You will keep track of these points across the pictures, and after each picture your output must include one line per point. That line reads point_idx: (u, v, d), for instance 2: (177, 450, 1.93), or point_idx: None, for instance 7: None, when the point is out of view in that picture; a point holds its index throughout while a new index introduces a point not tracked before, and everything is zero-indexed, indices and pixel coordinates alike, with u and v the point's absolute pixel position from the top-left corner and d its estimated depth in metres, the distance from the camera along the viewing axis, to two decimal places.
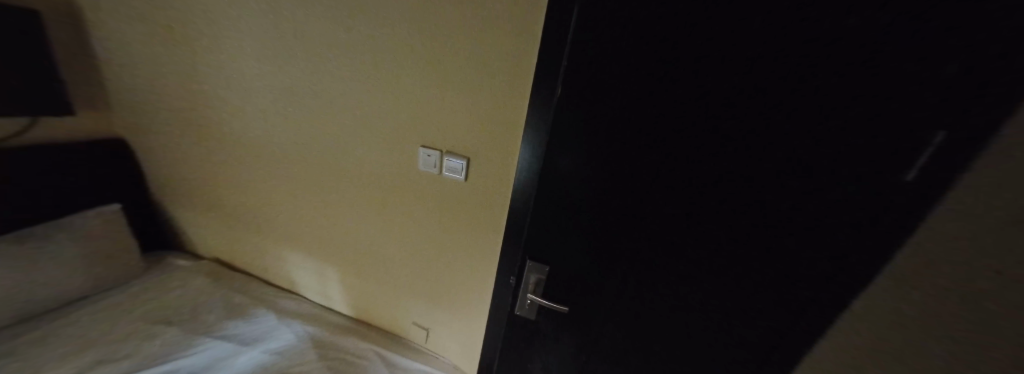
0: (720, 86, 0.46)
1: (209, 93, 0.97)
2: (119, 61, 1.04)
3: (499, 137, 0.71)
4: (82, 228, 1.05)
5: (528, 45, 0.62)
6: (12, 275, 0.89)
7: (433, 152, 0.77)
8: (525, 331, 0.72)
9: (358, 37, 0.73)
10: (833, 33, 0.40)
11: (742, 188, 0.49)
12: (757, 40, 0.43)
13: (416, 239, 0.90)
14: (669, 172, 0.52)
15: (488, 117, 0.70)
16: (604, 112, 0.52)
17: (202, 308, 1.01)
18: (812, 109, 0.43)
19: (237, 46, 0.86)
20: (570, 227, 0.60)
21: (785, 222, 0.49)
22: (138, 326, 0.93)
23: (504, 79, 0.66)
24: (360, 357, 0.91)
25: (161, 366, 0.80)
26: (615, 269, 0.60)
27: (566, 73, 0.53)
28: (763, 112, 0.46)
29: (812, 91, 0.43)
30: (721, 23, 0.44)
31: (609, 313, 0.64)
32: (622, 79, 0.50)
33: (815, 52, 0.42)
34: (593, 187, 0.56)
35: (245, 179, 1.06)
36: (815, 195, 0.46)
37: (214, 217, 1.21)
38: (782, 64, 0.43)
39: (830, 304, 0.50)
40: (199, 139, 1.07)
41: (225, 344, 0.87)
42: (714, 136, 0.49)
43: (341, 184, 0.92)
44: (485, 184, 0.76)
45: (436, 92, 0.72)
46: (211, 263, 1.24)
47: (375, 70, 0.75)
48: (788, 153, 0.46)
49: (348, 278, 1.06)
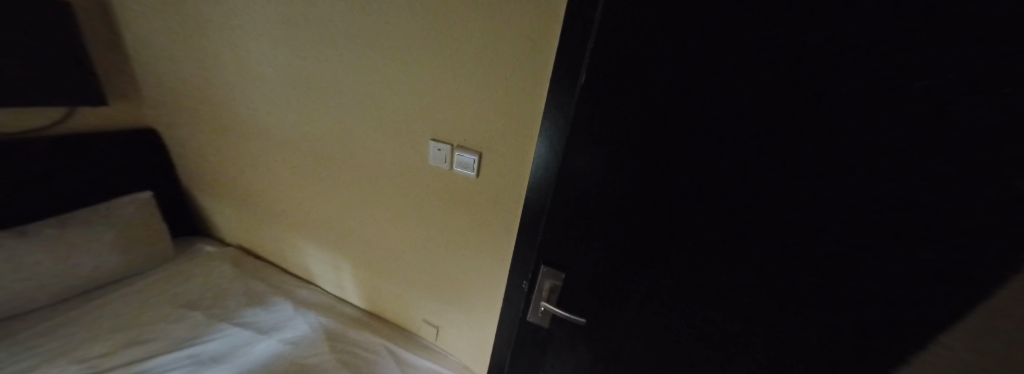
0: (756, 93, 0.41)
1: (227, 82, 0.98)
2: (145, 50, 1.06)
3: (514, 132, 0.67)
4: (118, 213, 1.11)
5: (545, 36, 0.57)
6: (55, 257, 0.96)
7: (443, 146, 0.74)
8: (537, 337, 0.70)
9: (368, 31, 0.71)
10: (900, 33, 0.34)
11: (780, 207, 0.44)
12: (801, 43, 0.38)
13: (427, 233, 0.89)
14: (696, 186, 0.47)
15: (502, 110, 0.66)
16: (623, 120, 0.48)
17: (225, 294, 1.04)
18: (873, 118, 0.37)
19: (252, 36, 0.86)
20: (589, 232, 0.56)
21: (833, 248, 0.42)
22: (165, 308, 0.97)
23: (519, 70, 0.61)
24: (370, 351, 0.91)
25: (184, 350, 0.83)
26: (638, 278, 0.56)
27: (589, 67, 0.48)
28: (808, 122, 0.40)
29: (873, 98, 0.37)
30: (756, 24, 0.39)
31: (630, 325, 0.60)
32: (650, 74, 0.45)
33: (874, 54, 0.36)
34: (615, 190, 0.52)
35: (262, 168, 1.08)
36: (873, 218, 0.40)
37: (236, 206, 1.25)
38: (831, 69, 0.38)
39: (902, 339, 0.42)
40: (221, 131, 1.09)
41: (243, 331, 0.89)
42: (747, 150, 0.43)
43: (354, 176, 0.92)
44: (498, 181, 0.73)
45: (448, 82, 0.69)
46: (234, 250, 1.29)
47: (386, 60, 0.73)
48: (840, 169, 0.40)
49: (361, 271, 1.07)
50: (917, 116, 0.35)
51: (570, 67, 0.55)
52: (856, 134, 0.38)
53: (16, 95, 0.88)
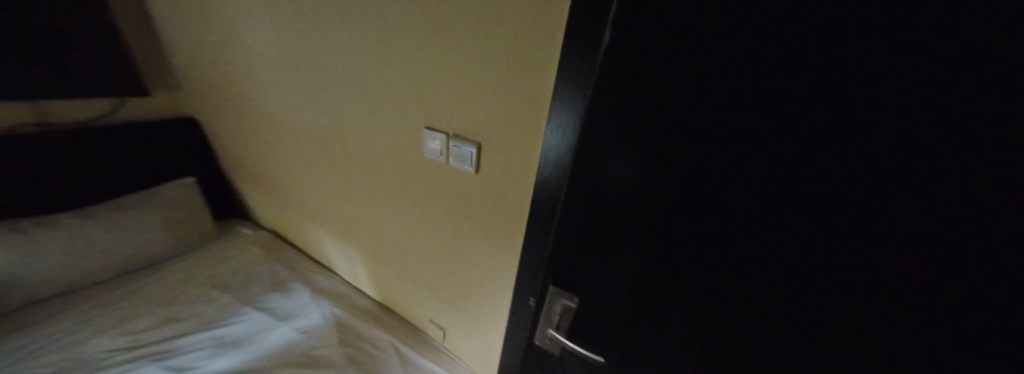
0: (744, 110, 0.32)
1: (241, 68, 0.97)
2: (172, 40, 1.09)
3: (519, 123, 0.57)
4: (164, 197, 1.19)
5: (554, 15, 0.47)
6: (112, 237, 1.06)
7: (438, 136, 0.68)
8: (547, 357, 0.62)
9: (361, 19, 0.65)
10: (945, 28, 0.24)
11: (785, 250, 0.35)
12: (800, 46, 0.28)
13: (435, 230, 0.84)
14: (680, 218, 0.39)
15: (504, 97, 0.57)
16: (598, 137, 0.41)
17: (254, 277, 1.09)
18: (917, 146, 0.26)
19: (256, 19, 0.82)
20: (608, 247, 0.46)
21: (864, 309, 0.32)
22: (201, 288, 1.03)
23: (522, 47, 0.51)
24: (377, 348, 0.90)
25: (211, 331, 0.87)
26: (666, 310, 0.45)
27: (617, 47, 0.36)
28: (874, 148, 0.28)
29: (914, 118, 0.26)
30: (733, 24, 0.30)
31: (652, 362, 0.50)
32: (703, 54, 0.32)
33: (909, 60, 0.25)
34: (643, 202, 0.41)
35: (282, 156, 1.09)
36: (918, 276, 0.29)
37: (265, 192, 1.30)
38: (844, 79, 0.28)
39: None
40: (245, 120, 1.11)
41: (262, 317, 0.92)
42: (739, 179, 0.35)
43: (363, 167, 0.89)
44: (501, 177, 0.65)
45: (445, 65, 0.60)
46: (265, 234, 1.35)
47: (382, 40, 0.65)
48: (871, 212, 0.30)
49: (373, 264, 1.06)
50: (995, 147, 0.24)
51: (584, 54, 0.45)
52: (891, 166, 0.28)
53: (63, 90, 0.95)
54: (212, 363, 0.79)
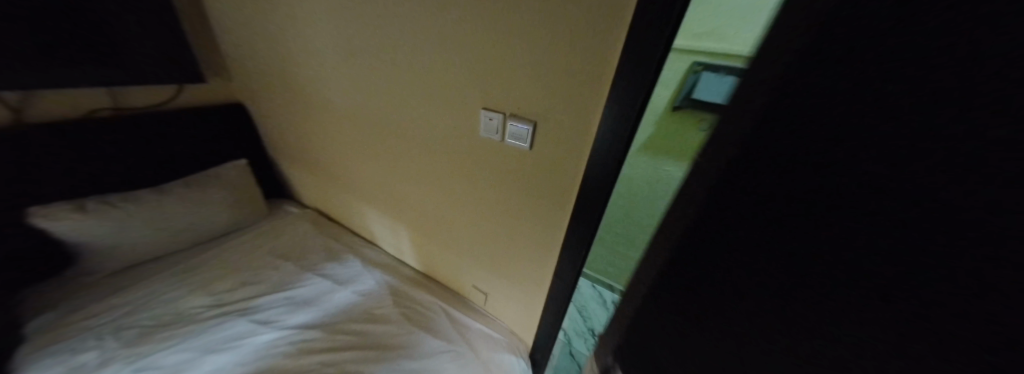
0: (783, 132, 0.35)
1: (285, 57, 1.04)
2: (222, 30, 1.18)
3: (577, 101, 0.61)
4: (224, 176, 1.35)
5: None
6: (181, 208, 1.21)
7: (495, 115, 0.71)
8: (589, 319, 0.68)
9: (409, 8, 0.69)
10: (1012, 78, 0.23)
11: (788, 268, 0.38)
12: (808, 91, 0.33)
13: (480, 205, 0.90)
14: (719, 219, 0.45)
15: (559, 76, 0.60)
16: None
17: (308, 249, 1.21)
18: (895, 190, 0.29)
19: (302, 9, 0.87)
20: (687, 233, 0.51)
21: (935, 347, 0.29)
22: (269, 257, 1.17)
23: (586, 28, 0.54)
24: (428, 309, 1.00)
25: (283, 293, 0.99)
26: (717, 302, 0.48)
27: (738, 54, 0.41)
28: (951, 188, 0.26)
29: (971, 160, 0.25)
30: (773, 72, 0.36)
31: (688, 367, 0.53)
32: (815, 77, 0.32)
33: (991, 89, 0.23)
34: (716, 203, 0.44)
35: (323, 140, 1.19)
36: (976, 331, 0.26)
37: (311, 173, 1.41)
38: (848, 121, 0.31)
39: None
40: (292, 105, 1.20)
41: (325, 282, 1.04)
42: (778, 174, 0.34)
43: (406, 146, 0.95)
44: (555, 153, 0.69)
45: (503, 46, 0.63)
46: (311, 212, 1.48)
47: (429, 25, 0.69)
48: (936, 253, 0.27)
49: (417, 237, 1.16)
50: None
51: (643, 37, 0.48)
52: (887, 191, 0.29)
53: (126, 75, 1.06)
54: (290, 318, 0.91)
